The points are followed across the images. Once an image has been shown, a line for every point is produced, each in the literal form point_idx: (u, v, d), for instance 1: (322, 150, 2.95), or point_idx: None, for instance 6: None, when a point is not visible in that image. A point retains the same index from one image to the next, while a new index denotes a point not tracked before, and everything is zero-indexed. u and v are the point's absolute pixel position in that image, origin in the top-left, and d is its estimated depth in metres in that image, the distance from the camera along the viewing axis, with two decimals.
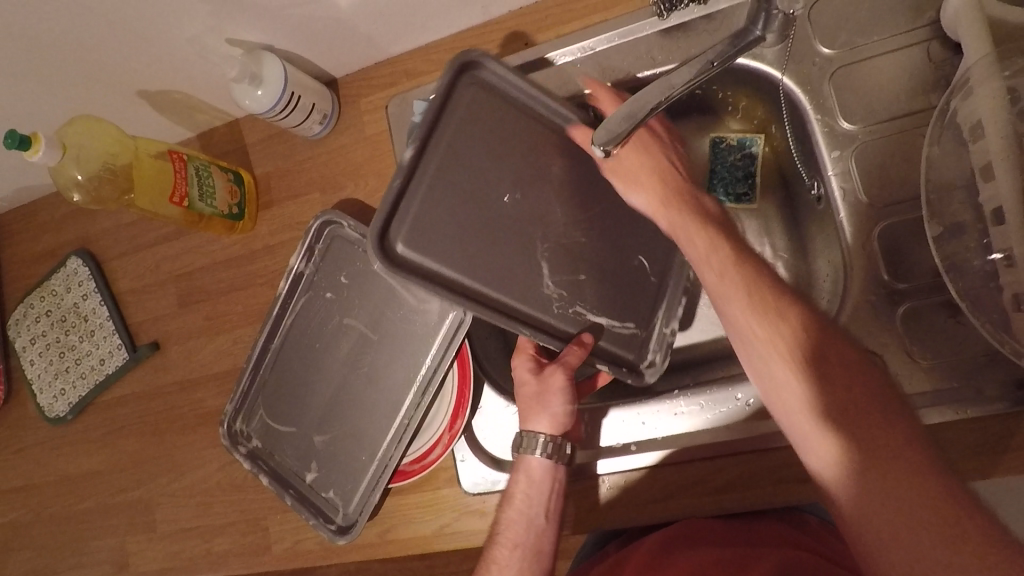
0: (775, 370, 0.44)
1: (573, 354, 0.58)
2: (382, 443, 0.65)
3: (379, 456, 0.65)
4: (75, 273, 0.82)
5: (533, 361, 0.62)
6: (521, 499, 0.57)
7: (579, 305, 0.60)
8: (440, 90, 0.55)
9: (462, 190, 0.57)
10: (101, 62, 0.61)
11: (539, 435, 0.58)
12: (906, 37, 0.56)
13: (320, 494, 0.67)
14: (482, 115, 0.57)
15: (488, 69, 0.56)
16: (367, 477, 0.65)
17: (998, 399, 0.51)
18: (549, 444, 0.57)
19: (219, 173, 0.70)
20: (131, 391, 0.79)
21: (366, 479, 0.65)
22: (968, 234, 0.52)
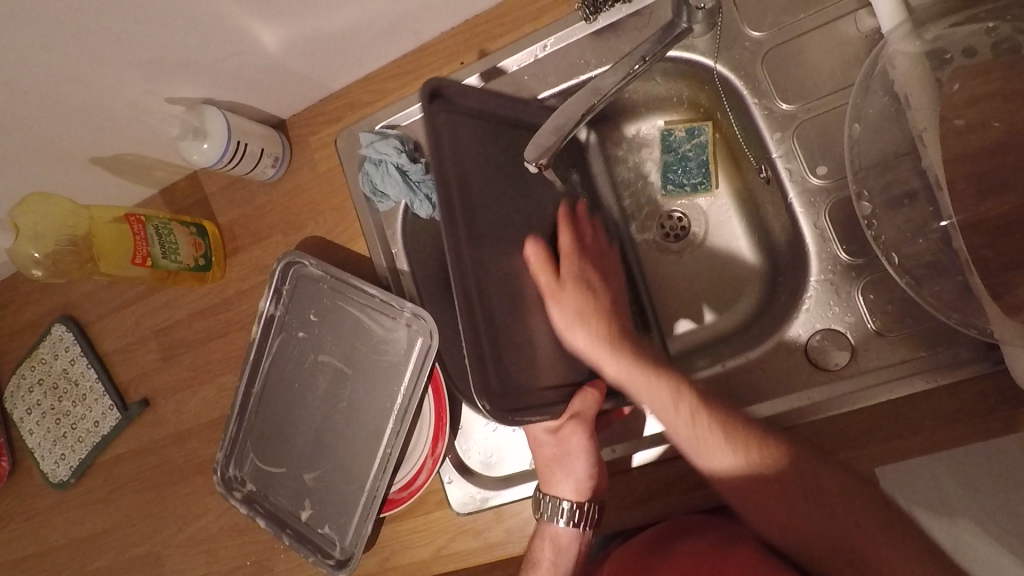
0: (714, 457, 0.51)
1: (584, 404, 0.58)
2: (367, 474, 0.66)
3: (366, 488, 0.66)
4: (61, 340, 0.83)
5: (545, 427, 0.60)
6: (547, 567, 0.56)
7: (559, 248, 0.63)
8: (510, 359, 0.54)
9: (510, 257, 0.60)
10: (47, 138, 0.62)
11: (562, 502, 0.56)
12: (833, 10, 0.56)
13: (315, 530, 0.68)
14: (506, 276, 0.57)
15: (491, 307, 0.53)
16: (358, 509, 0.66)
17: (971, 362, 0.50)
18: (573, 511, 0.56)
19: (180, 229, 0.71)
20: (128, 448, 0.80)
21: (356, 512, 0.66)
22: (919, 201, 0.51)
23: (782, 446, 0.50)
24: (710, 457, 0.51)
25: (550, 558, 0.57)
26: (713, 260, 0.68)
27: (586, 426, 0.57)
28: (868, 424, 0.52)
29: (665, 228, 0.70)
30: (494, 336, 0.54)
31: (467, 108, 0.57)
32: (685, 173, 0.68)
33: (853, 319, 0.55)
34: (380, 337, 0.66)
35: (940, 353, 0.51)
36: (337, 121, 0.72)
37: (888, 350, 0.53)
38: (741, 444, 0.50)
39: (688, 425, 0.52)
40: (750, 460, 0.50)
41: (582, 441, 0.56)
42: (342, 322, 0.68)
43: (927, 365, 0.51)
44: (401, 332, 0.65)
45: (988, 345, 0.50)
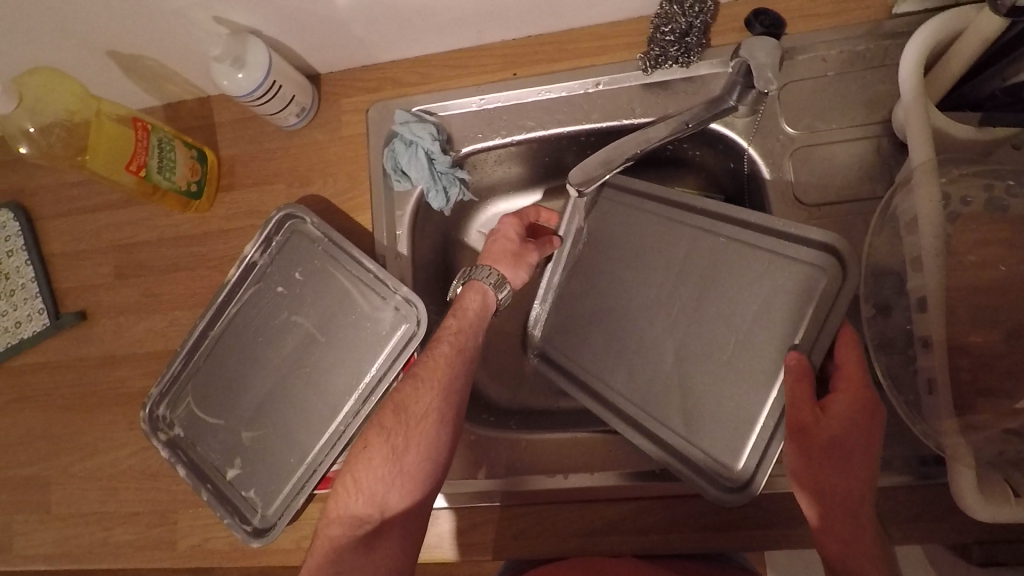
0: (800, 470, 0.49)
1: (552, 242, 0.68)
2: (312, 447, 0.63)
3: (308, 461, 0.63)
4: (4, 226, 0.76)
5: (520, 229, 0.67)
6: (441, 359, 0.59)
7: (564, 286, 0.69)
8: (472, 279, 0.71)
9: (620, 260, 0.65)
10: (76, 17, 0.59)
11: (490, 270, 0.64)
12: (860, 130, 0.61)
13: (238, 492, 0.64)
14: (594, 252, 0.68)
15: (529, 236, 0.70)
16: (292, 481, 0.63)
17: (905, 472, 0.56)
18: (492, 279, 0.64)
19: (182, 149, 0.67)
20: (47, 360, 0.74)
21: (292, 481, 0.63)
22: (897, 315, 0.56)
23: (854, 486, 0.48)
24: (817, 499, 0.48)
25: (448, 346, 0.60)
26: None
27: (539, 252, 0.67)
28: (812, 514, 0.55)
29: None
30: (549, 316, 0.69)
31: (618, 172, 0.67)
32: None
33: None
34: (364, 312, 0.64)
35: (879, 458, 0.56)
36: (374, 91, 0.71)
37: None
38: (815, 460, 0.48)
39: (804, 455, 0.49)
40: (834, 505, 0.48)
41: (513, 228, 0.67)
42: (327, 287, 0.66)
43: None
44: (388, 313, 0.64)
45: (922, 460, 0.56)
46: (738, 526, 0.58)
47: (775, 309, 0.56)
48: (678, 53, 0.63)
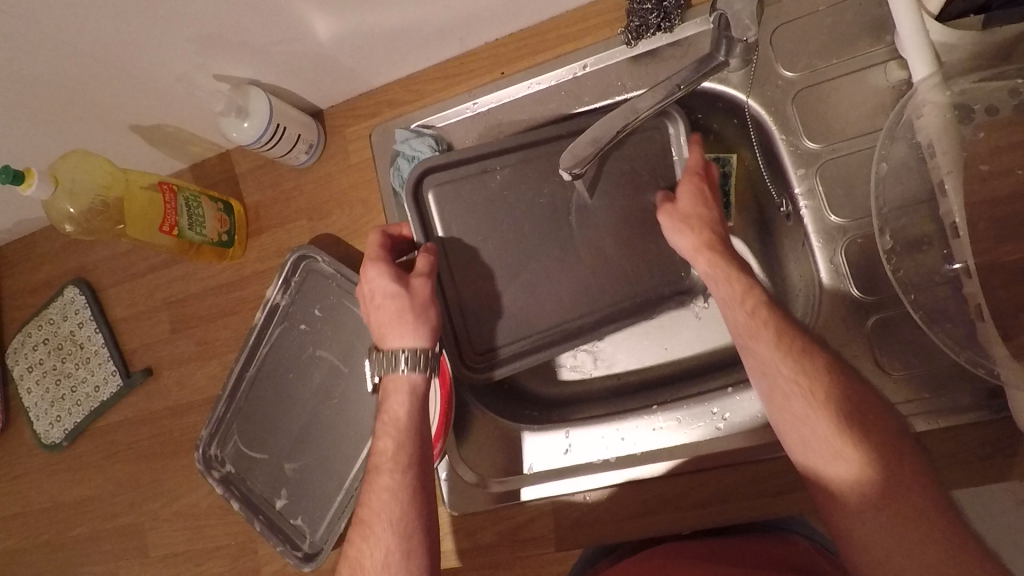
0: (797, 405, 0.48)
1: (423, 261, 0.62)
2: (350, 470, 0.67)
3: (346, 487, 0.67)
4: (72, 301, 0.84)
5: (390, 278, 0.60)
6: (387, 464, 0.55)
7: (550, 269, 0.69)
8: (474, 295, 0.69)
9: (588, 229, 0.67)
10: (95, 101, 0.64)
11: (399, 353, 0.58)
12: (864, 59, 0.58)
13: (287, 520, 0.68)
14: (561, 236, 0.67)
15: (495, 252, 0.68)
16: (333, 505, 0.67)
17: (971, 408, 0.52)
18: (412, 357, 0.58)
19: (208, 203, 0.72)
20: (125, 417, 0.80)
21: (334, 504, 0.67)
22: (932, 247, 0.53)
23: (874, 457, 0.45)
24: (811, 447, 0.47)
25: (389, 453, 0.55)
26: None
27: (423, 285, 0.60)
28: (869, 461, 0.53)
29: None
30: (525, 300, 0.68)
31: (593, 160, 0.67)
32: None
33: (857, 355, 0.56)
34: None
35: (940, 397, 0.53)
36: (373, 116, 0.74)
37: (891, 390, 0.54)
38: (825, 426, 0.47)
39: (815, 416, 0.47)
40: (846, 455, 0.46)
41: (392, 287, 0.60)
42: (346, 320, 0.69)
43: (928, 408, 0.53)
44: None
45: (988, 393, 0.52)
46: (794, 489, 0.55)
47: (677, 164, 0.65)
48: (658, 19, 0.62)
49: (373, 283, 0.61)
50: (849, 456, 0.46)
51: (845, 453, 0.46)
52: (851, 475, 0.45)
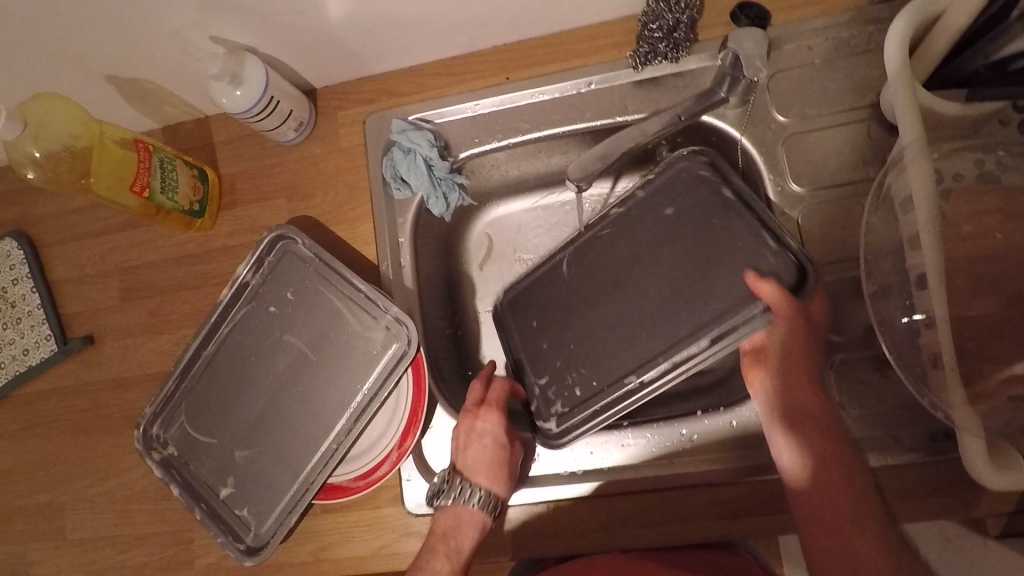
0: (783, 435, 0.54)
1: (501, 388, 0.66)
2: (305, 464, 0.64)
3: (300, 479, 0.63)
4: (8, 255, 0.77)
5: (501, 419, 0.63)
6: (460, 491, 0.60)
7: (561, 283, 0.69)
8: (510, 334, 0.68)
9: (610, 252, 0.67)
10: (73, 43, 0.60)
11: (477, 495, 0.59)
12: (850, 114, 0.63)
13: (231, 511, 0.64)
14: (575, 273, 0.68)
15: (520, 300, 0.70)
16: (284, 499, 0.63)
17: (914, 449, 0.57)
18: (484, 501, 0.59)
19: (183, 168, 0.68)
20: (55, 386, 0.74)
21: (283, 499, 0.63)
22: (895, 296, 0.57)
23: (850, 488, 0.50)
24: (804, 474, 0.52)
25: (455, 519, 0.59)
26: None
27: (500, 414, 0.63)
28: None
29: None
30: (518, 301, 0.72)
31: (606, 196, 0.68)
32: None
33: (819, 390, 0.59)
34: (356, 332, 0.65)
35: (888, 436, 0.57)
36: (369, 102, 0.72)
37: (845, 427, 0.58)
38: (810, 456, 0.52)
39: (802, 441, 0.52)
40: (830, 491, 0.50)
41: (494, 423, 0.63)
42: (319, 307, 0.67)
43: (874, 446, 0.57)
44: (380, 332, 0.64)
45: (929, 437, 0.57)
46: (754, 512, 0.58)
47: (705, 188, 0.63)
48: (667, 48, 0.64)
49: (484, 430, 0.62)
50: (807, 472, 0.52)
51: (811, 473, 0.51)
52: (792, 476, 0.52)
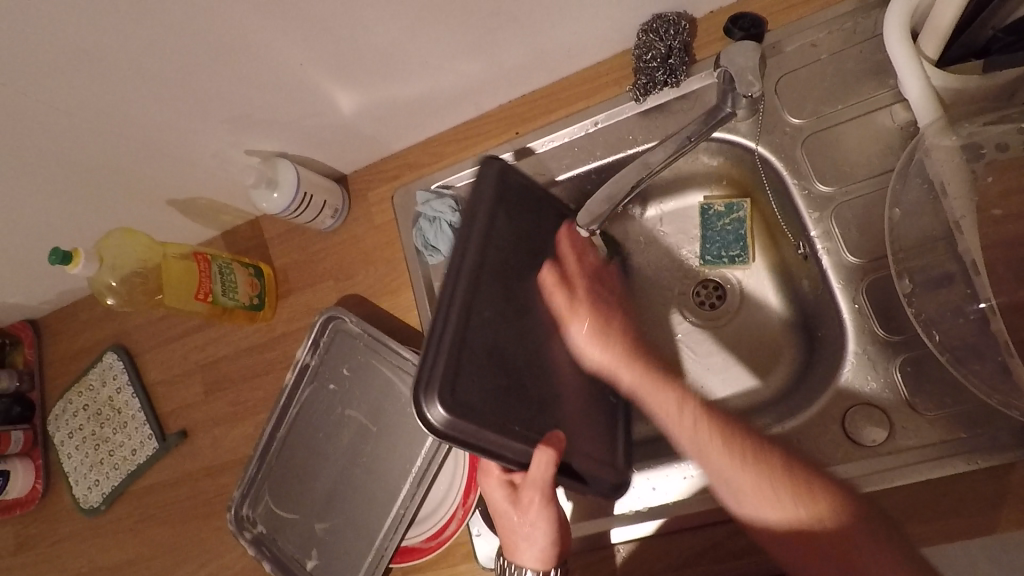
0: (724, 464, 0.53)
1: (542, 462, 0.52)
2: (378, 532, 0.67)
3: (375, 547, 0.67)
4: (111, 366, 0.87)
5: (506, 482, 0.58)
6: None
7: (515, 371, 0.55)
8: (493, 410, 0.52)
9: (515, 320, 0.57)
10: (134, 178, 0.68)
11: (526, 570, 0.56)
12: (870, 103, 0.60)
13: None
14: (496, 343, 0.54)
15: (474, 385, 0.52)
16: (363, 566, 0.66)
17: (1013, 446, 0.50)
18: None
19: (240, 269, 0.75)
20: (160, 479, 0.82)
21: (363, 567, 0.66)
22: (955, 284, 0.53)
23: (827, 497, 0.49)
24: (757, 507, 0.51)
25: None
26: (747, 335, 0.71)
27: (540, 494, 0.54)
28: (891, 506, 0.53)
29: (700, 297, 0.74)
30: (498, 415, 0.52)
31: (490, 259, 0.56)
32: (723, 247, 0.71)
33: (887, 396, 0.56)
34: (409, 400, 0.69)
35: (979, 435, 0.51)
36: (396, 179, 0.77)
37: (925, 430, 0.54)
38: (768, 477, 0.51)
39: (751, 464, 0.52)
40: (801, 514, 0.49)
41: (542, 508, 0.54)
42: (373, 379, 0.71)
43: (964, 447, 0.52)
44: None
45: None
46: None
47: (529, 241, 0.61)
48: (665, 76, 0.64)
49: (532, 526, 0.56)
50: (787, 503, 0.50)
51: (774, 487, 0.51)
52: (752, 495, 0.51)
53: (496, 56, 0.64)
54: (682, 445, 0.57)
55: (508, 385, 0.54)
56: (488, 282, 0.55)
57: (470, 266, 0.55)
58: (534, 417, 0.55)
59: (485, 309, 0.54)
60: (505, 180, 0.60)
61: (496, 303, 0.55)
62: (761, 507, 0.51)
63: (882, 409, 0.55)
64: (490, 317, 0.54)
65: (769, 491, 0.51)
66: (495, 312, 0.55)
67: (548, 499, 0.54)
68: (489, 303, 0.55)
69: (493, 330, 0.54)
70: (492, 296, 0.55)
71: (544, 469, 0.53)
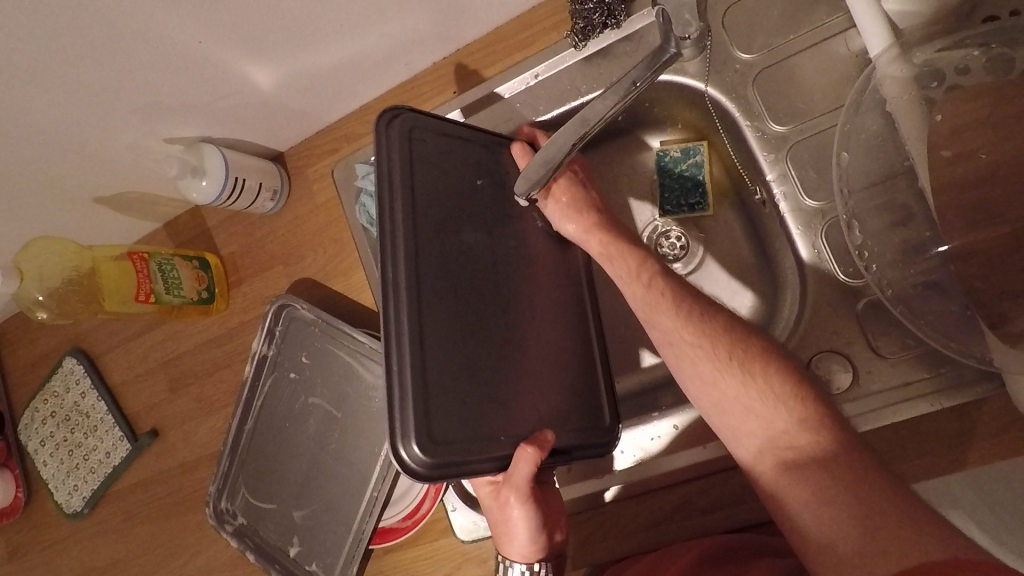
0: (703, 368, 0.47)
1: (523, 461, 0.49)
2: (354, 516, 0.67)
3: (353, 530, 0.67)
4: (72, 372, 0.85)
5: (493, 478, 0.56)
6: None
7: (483, 364, 0.50)
8: (473, 424, 0.49)
9: (460, 293, 0.50)
10: (50, 181, 0.64)
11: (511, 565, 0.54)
12: (823, 30, 0.55)
13: (303, 567, 0.69)
14: (457, 340, 0.49)
15: (447, 412, 0.48)
16: (344, 550, 0.67)
17: (977, 383, 0.49)
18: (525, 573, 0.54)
19: (183, 263, 0.72)
20: (138, 478, 0.81)
21: (343, 550, 0.67)
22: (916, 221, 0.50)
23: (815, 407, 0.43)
24: (736, 428, 0.45)
25: None
26: (713, 283, 0.67)
27: (519, 492, 0.51)
28: None
29: (663, 249, 0.68)
30: (479, 431, 0.49)
31: (420, 249, 0.49)
32: (683, 194, 0.66)
33: (850, 341, 0.54)
34: (370, 383, 0.67)
35: (945, 374, 0.50)
36: (334, 152, 0.72)
37: (889, 374, 0.52)
38: (756, 380, 0.45)
39: (729, 370, 0.46)
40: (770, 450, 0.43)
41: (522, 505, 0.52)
42: (333, 364, 0.69)
43: (929, 388, 0.50)
44: None
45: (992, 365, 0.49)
46: None
47: (461, 204, 0.53)
48: (602, 17, 0.59)
49: (512, 526, 0.54)
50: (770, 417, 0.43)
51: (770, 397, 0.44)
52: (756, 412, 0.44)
53: (418, 12, 0.59)
54: (701, 399, 0.47)
55: (482, 383, 0.50)
56: (429, 270, 0.49)
57: (402, 266, 0.48)
58: (519, 414, 0.51)
59: (438, 311, 0.49)
60: (411, 130, 0.52)
61: (442, 301, 0.49)
62: (750, 427, 0.44)
63: (845, 354, 0.54)
64: (441, 315, 0.49)
65: (743, 385, 0.45)
66: (445, 295, 0.49)
67: (528, 497, 0.52)
68: (434, 300, 0.49)
69: (447, 328, 0.49)
70: (434, 289, 0.49)
71: (524, 469, 0.49)
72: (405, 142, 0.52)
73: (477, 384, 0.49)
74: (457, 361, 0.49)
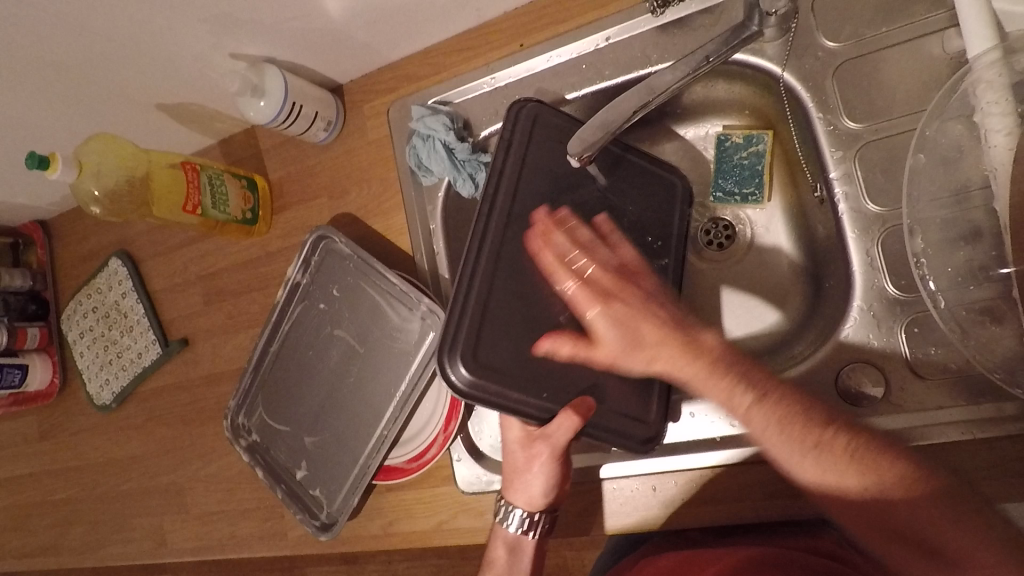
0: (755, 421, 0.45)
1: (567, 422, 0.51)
2: (362, 451, 0.68)
3: (360, 463, 0.68)
4: (116, 272, 0.88)
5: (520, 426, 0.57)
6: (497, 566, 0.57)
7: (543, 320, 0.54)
8: (512, 370, 0.52)
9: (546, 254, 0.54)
10: (119, 81, 0.65)
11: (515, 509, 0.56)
12: (917, 27, 0.52)
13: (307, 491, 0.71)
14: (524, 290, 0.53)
15: (488, 349, 0.52)
16: (348, 481, 0.68)
17: (1015, 419, 0.47)
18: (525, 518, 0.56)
19: (232, 181, 0.73)
20: (166, 382, 0.85)
21: (346, 482, 0.69)
22: (984, 242, 0.48)
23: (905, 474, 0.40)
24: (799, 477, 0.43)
25: (504, 557, 0.57)
26: (755, 276, 0.65)
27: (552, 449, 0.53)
28: None
29: (710, 234, 0.68)
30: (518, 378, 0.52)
31: (506, 199, 0.54)
32: (738, 182, 0.65)
33: (890, 357, 0.52)
34: (396, 325, 0.68)
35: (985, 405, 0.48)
36: (391, 91, 0.72)
37: (925, 395, 0.50)
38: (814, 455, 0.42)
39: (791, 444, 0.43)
40: (843, 482, 0.41)
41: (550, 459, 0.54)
42: (363, 301, 0.70)
43: (964, 416, 0.48)
44: (416, 323, 0.67)
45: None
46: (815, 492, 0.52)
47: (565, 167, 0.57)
48: None
49: (531, 475, 0.55)
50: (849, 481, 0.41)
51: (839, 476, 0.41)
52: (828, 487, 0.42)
53: None
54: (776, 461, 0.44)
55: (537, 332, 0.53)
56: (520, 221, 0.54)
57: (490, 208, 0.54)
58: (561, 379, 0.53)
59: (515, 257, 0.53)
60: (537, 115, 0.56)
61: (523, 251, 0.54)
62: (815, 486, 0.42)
63: (881, 368, 0.52)
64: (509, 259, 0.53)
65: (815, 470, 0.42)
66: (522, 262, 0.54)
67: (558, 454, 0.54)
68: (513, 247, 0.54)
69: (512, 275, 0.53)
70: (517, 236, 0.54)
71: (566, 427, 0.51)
72: (529, 124, 0.56)
73: (528, 334, 0.53)
74: (518, 304, 0.53)
